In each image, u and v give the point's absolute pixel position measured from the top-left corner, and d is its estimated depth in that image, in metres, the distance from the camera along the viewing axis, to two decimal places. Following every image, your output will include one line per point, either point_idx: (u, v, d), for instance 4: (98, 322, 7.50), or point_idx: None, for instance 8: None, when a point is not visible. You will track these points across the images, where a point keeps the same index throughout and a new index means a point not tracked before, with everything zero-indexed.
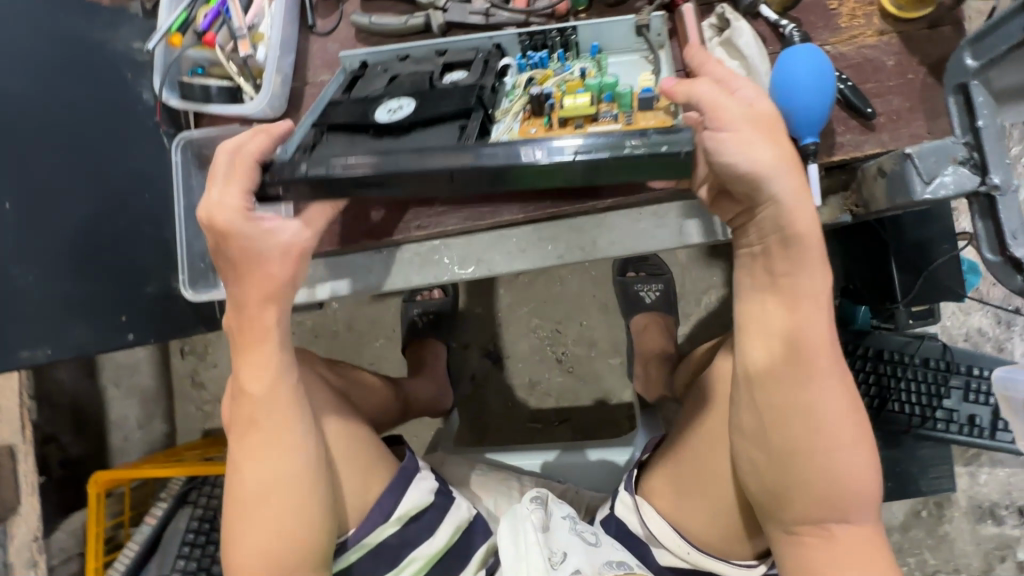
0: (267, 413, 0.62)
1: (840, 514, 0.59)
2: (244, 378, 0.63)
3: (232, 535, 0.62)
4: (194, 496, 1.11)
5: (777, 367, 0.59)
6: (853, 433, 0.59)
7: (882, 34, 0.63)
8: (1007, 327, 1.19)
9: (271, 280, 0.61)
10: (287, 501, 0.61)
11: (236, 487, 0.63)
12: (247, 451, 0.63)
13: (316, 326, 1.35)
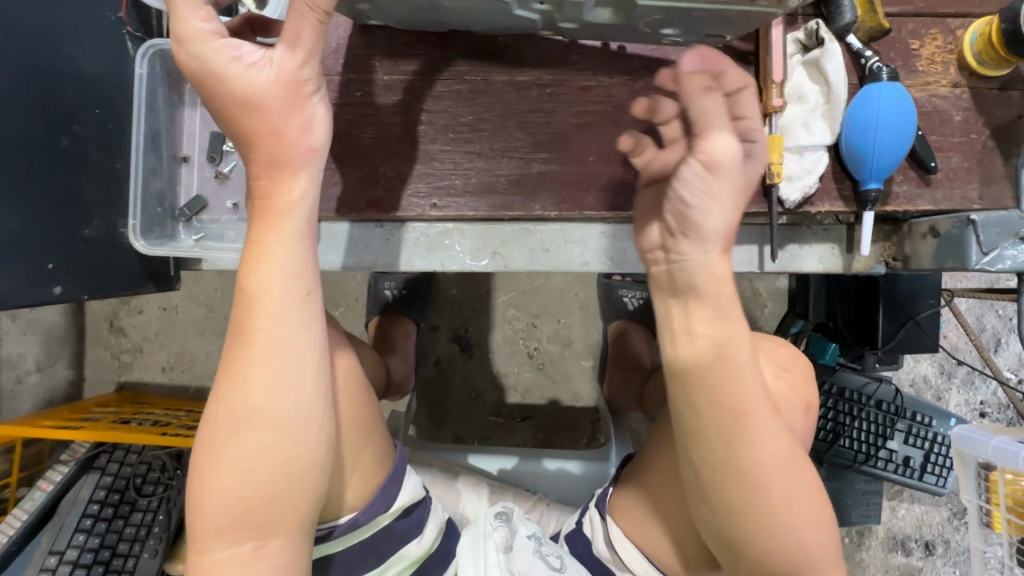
0: (266, 328, 0.51)
1: (796, 563, 0.52)
2: (246, 278, 0.51)
3: (195, 472, 0.52)
4: (103, 461, 0.96)
5: (716, 424, 0.49)
6: (789, 494, 0.51)
7: (955, 87, 0.60)
8: (947, 377, 1.25)
9: (288, 140, 0.50)
10: (270, 442, 0.51)
11: (210, 413, 0.52)
12: (229, 372, 0.52)
13: None
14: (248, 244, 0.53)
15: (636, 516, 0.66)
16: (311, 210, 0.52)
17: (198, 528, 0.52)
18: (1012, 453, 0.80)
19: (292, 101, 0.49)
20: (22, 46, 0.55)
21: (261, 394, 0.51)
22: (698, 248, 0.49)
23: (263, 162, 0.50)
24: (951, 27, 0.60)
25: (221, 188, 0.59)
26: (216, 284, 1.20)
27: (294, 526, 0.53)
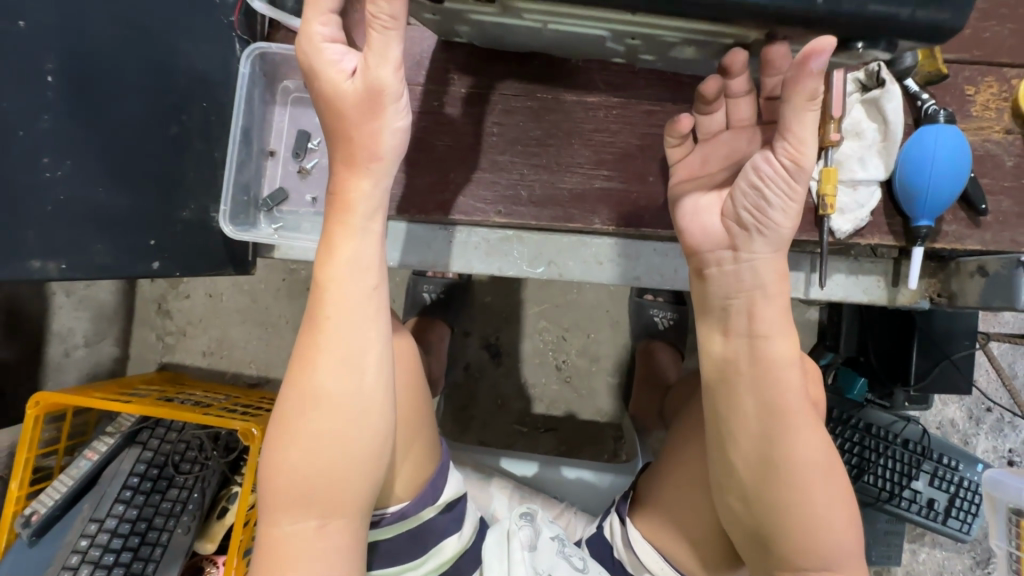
0: (337, 317, 0.55)
1: (820, 561, 0.52)
2: (321, 270, 0.55)
3: (268, 449, 0.56)
4: (145, 436, 1.00)
5: (755, 419, 0.51)
6: (829, 492, 0.51)
7: (1008, 133, 0.62)
8: (976, 423, 1.24)
9: (359, 144, 0.53)
10: (335, 426, 0.55)
11: (283, 396, 0.56)
12: (302, 357, 0.56)
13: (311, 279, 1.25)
14: (324, 238, 0.57)
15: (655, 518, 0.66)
16: (370, 209, 0.54)
17: (269, 505, 0.56)
18: None
19: (367, 108, 0.51)
20: (148, 43, 0.60)
21: (328, 380, 0.54)
22: (771, 250, 0.51)
23: (341, 163, 0.54)
24: (1007, 76, 0.62)
25: (302, 183, 0.63)
26: (261, 275, 1.25)
27: (354, 504, 0.57)
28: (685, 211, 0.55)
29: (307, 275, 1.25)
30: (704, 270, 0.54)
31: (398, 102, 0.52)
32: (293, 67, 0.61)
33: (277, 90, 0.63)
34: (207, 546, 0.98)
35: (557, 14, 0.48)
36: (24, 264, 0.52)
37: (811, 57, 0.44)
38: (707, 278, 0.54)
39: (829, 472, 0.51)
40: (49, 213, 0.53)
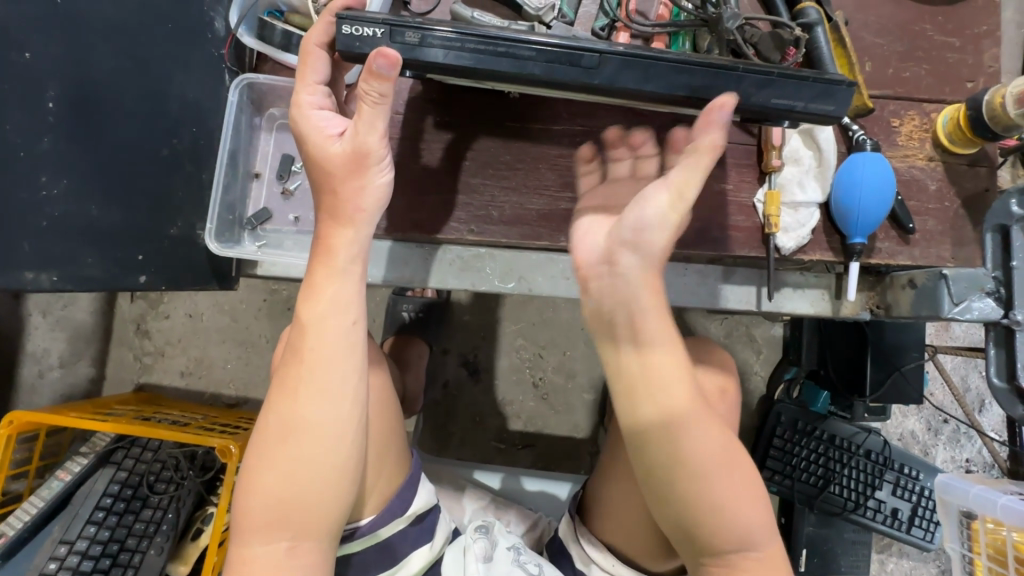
0: (314, 352, 0.59)
1: (739, 544, 0.55)
2: (303, 306, 0.59)
3: (246, 471, 0.60)
4: (120, 456, 0.99)
5: (665, 418, 0.54)
6: (734, 488, 0.55)
7: (930, 160, 0.69)
8: (934, 434, 1.30)
9: (345, 200, 0.57)
10: (311, 452, 0.59)
11: (264, 422, 0.60)
12: (282, 387, 0.60)
13: (291, 299, 1.27)
14: (307, 278, 0.61)
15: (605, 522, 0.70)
16: (343, 260, 0.59)
17: (243, 524, 0.59)
18: (991, 500, 0.84)
19: (352, 168, 0.56)
20: (146, 72, 0.64)
21: (306, 410, 0.58)
22: (641, 262, 0.54)
23: (326, 216, 0.57)
24: (927, 110, 0.70)
25: (284, 203, 0.66)
26: (242, 296, 1.27)
27: (321, 521, 0.59)
28: (580, 231, 0.59)
29: (288, 295, 1.27)
30: (588, 285, 0.56)
31: (381, 163, 0.57)
32: (280, 96, 0.65)
33: (264, 117, 0.67)
34: (180, 569, 0.97)
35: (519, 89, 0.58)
36: (18, 275, 0.53)
37: (719, 110, 0.52)
38: (591, 292, 0.56)
39: (736, 470, 0.55)
40: (42, 228, 0.55)
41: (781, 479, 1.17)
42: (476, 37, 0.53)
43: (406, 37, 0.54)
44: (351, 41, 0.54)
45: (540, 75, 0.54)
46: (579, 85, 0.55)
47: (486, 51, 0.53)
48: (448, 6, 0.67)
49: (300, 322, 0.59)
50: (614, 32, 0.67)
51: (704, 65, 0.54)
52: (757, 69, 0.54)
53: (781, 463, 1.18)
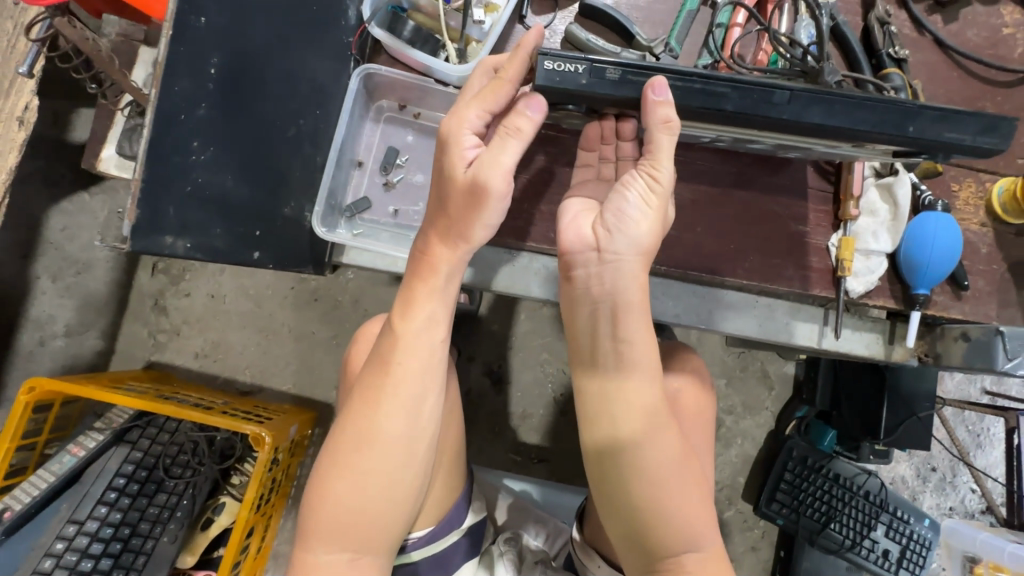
0: (403, 361, 0.55)
1: (691, 548, 0.56)
2: (398, 317, 0.56)
3: (317, 472, 0.55)
4: (136, 436, 0.95)
5: (623, 434, 0.56)
6: (685, 495, 0.56)
7: (983, 226, 0.75)
8: (920, 479, 1.34)
9: (457, 220, 0.54)
10: (391, 466, 0.53)
11: (342, 429, 0.55)
12: (365, 394, 0.55)
13: (320, 291, 1.25)
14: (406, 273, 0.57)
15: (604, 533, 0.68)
16: (450, 281, 0.56)
17: (306, 538, 0.53)
18: (996, 546, 0.90)
19: (472, 195, 0.52)
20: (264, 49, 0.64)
21: (389, 418, 0.53)
22: (631, 249, 0.55)
23: (442, 209, 0.54)
24: (983, 179, 0.76)
25: (386, 195, 0.66)
26: (269, 281, 1.24)
27: (387, 538, 0.54)
28: (563, 217, 0.58)
29: (317, 286, 1.25)
30: (573, 271, 0.57)
31: (499, 200, 0.52)
32: (392, 90, 0.66)
33: (371, 108, 0.67)
34: (188, 559, 0.95)
35: (703, 126, 0.58)
36: (158, 238, 0.62)
37: (653, 88, 0.53)
38: (575, 279, 0.57)
39: (691, 477, 0.57)
40: (187, 192, 0.63)
41: (785, 510, 1.23)
42: (673, 73, 0.55)
43: (608, 74, 0.54)
44: (553, 75, 0.54)
45: (732, 111, 0.55)
46: (767, 121, 0.56)
47: (683, 87, 0.55)
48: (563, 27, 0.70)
49: (394, 330, 0.55)
50: (715, 72, 0.71)
51: (886, 105, 0.55)
52: (936, 106, 0.55)
53: (788, 494, 1.23)
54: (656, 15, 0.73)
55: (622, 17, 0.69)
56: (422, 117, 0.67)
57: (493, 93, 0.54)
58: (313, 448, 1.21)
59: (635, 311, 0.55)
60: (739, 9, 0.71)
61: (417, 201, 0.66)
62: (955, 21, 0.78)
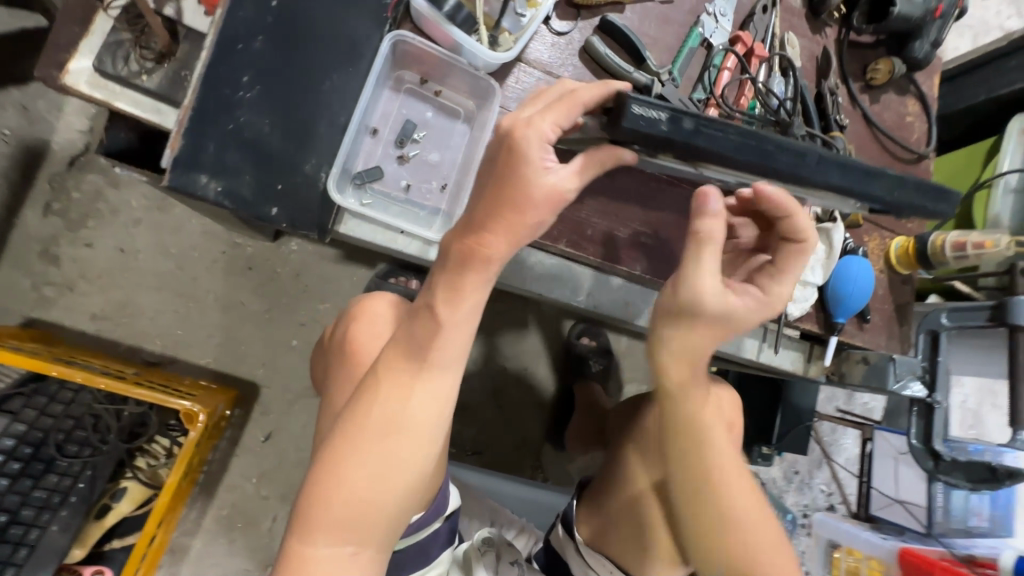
0: (436, 350, 0.50)
1: None
2: (441, 304, 0.49)
3: (326, 455, 0.50)
4: (18, 406, 0.80)
5: (715, 479, 0.60)
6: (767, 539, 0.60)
7: (882, 272, 0.92)
8: (788, 480, 1.58)
9: (527, 226, 0.47)
10: (416, 456, 0.50)
11: (363, 414, 0.50)
12: (392, 379, 0.50)
13: (255, 259, 1.14)
14: (447, 262, 0.49)
15: (607, 538, 0.72)
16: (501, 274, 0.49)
17: (309, 518, 0.49)
18: (852, 534, 1.12)
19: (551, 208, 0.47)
20: None
21: (418, 405, 0.50)
22: (764, 307, 0.57)
23: (509, 205, 0.46)
24: (886, 235, 0.93)
25: (399, 167, 0.64)
26: (196, 242, 1.10)
27: (397, 524, 0.52)
28: (706, 261, 0.54)
29: (252, 253, 1.13)
30: (693, 325, 0.55)
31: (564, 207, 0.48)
32: (417, 62, 0.64)
33: (392, 76, 0.65)
34: (76, 553, 0.84)
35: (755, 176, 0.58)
36: (191, 174, 0.52)
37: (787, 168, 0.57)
38: (694, 331, 0.56)
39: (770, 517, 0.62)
40: (229, 130, 0.53)
41: None
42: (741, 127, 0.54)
43: (687, 123, 0.52)
44: (637, 119, 0.51)
45: (791, 162, 0.55)
46: (818, 177, 0.56)
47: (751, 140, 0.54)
48: (583, 36, 0.73)
49: (435, 315, 0.49)
50: (705, 108, 0.80)
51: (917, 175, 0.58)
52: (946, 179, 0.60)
53: None
54: (662, 45, 0.79)
55: (636, 39, 0.74)
56: (443, 95, 0.66)
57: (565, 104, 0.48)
58: (230, 430, 1.10)
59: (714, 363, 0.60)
60: (730, 56, 0.80)
61: (430, 179, 0.66)
62: (879, 103, 0.95)
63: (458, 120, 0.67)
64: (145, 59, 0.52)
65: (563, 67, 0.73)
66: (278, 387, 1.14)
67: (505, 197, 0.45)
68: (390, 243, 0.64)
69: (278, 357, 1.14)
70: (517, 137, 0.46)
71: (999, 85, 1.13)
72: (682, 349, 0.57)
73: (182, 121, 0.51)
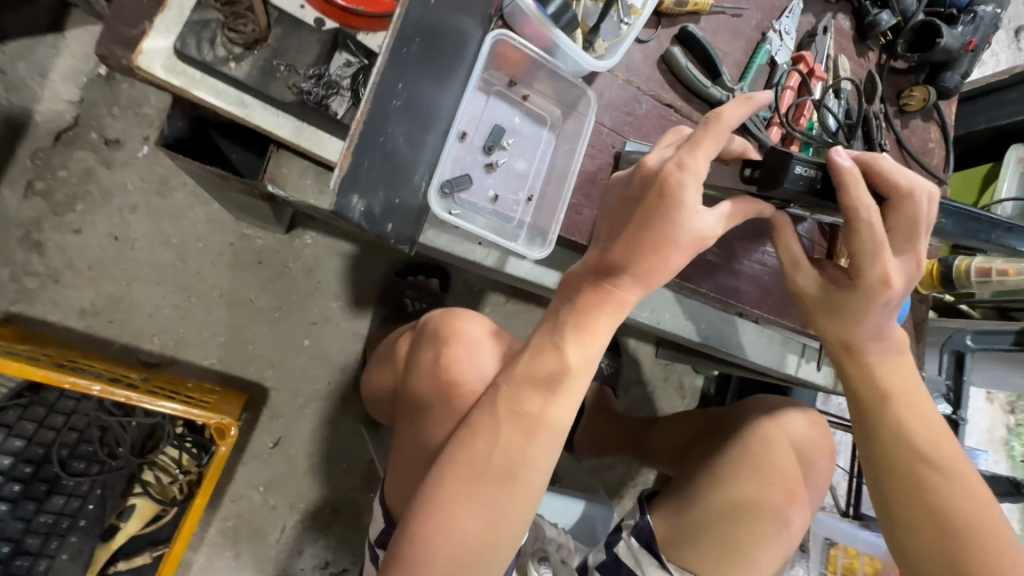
0: (558, 394, 0.53)
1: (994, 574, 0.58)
2: (570, 344, 0.54)
3: (435, 496, 0.50)
4: (17, 417, 0.73)
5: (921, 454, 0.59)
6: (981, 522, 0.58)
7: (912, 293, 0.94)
8: None
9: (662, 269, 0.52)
10: (526, 500, 0.52)
11: (482, 454, 0.51)
12: (513, 420, 0.52)
13: (265, 252, 1.05)
14: (578, 305, 0.54)
15: (698, 546, 0.71)
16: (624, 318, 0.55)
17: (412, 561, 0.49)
18: (852, 534, 1.18)
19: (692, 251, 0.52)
20: None
21: (538, 450, 0.52)
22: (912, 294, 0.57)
23: (656, 242, 0.51)
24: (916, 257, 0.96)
25: (486, 176, 0.62)
26: (200, 232, 1.02)
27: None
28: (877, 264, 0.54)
29: (262, 246, 1.05)
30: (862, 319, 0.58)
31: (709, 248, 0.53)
32: (509, 63, 0.61)
33: (481, 77, 0.62)
34: None
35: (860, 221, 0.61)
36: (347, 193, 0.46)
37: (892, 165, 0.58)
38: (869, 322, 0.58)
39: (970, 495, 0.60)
40: (377, 144, 0.48)
41: None
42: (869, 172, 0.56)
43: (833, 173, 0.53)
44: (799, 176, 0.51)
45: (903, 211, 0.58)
46: None
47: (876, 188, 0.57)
48: (663, 45, 0.70)
49: (565, 357, 0.53)
50: (767, 126, 0.79)
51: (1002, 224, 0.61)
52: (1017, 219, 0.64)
53: None
54: (731, 59, 0.78)
55: (713, 50, 0.71)
56: (530, 100, 0.64)
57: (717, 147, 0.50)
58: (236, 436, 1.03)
59: (896, 346, 0.61)
60: (793, 74, 0.80)
61: (516, 190, 0.64)
62: (909, 128, 0.97)
63: (543, 127, 0.65)
64: (234, 43, 0.47)
65: (643, 76, 0.69)
66: (288, 391, 1.06)
67: (648, 237, 0.51)
68: (473, 254, 0.60)
69: (288, 358, 1.07)
70: (670, 181, 0.49)
71: (999, 116, 1.20)
72: (833, 337, 0.60)
73: (354, 135, 0.46)
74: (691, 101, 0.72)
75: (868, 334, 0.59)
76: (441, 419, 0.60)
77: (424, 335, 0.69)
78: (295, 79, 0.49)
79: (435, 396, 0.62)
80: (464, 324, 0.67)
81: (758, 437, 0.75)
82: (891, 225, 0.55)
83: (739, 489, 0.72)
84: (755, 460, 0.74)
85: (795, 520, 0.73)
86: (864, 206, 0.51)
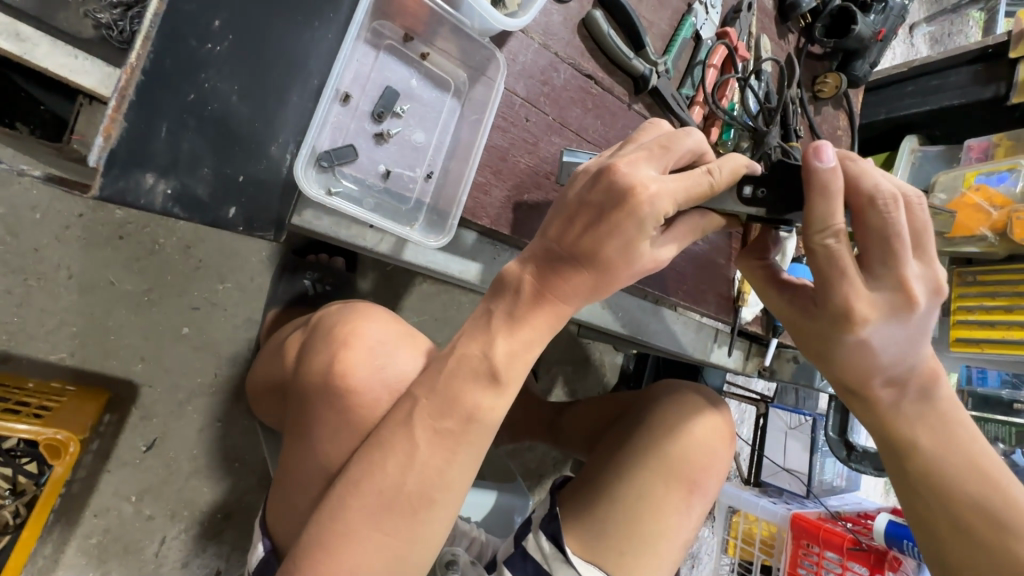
0: (481, 406, 0.45)
1: None
2: (504, 356, 0.46)
3: (333, 526, 0.43)
4: None
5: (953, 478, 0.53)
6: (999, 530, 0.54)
7: None
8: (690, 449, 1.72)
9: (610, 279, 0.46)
10: (440, 526, 0.46)
11: (393, 481, 0.44)
12: (434, 442, 0.45)
13: (126, 224, 0.89)
14: (515, 320, 0.46)
15: (603, 535, 0.63)
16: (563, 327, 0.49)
17: None
18: (751, 501, 1.26)
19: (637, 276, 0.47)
20: None
21: (461, 471, 0.46)
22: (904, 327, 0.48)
23: (612, 261, 0.45)
24: None
25: (375, 148, 0.54)
26: (36, 199, 0.83)
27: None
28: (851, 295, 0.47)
29: (123, 218, 0.89)
30: (871, 354, 0.51)
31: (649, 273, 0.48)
32: (402, 14, 0.53)
33: (368, 29, 0.53)
34: None
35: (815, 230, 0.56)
36: (134, 167, 0.39)
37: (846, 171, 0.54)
38: (874, 355, 0.51)
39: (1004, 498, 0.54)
40: (190, 103, 0.41)
41: None
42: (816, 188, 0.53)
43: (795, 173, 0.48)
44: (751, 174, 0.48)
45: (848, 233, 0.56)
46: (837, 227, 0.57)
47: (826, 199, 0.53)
48: (584, 8, 0.64)
49: (498, 370, 0.45)
50: (690, 105, 0.75)
51: None
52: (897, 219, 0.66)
53: None
54: (656, 31, 0.73)
55: (637, 17, 0.65)
56: (429, 59, 0.56)
57: (688, 178, 0.45)
58: (96, 442, 0.88)
59: (921, 386, 0.53)
60: (716, 50, 0.76)
61: (413, 165, 0.56)
62: (821, 115, 0.98)
63: (446, 93, 0.57)
64: None
65: (561, 41, 0.62)
66: (164, 386, 0.92)
67: (606, 255, 0.44)
68: (356, 237, 0.51)
69: (163, 349, 0.92)
70: (637, 196, 0.43)
71: (898, 108, 1.26)
72: (833, 375, 0.55)
73: (127, 85, 0.38)
74: (613, 73, 0.66)
75: (880, 374, 0.52)
76: (338, 434, 0.52)
77: (318, 334, 0.61)
78: (90, 6, 0.43)
79: (325, 410, 0.53)
80: (372, 322, 0.58)
81: (668, 427, 0.69)
82: (861, 241, 0.48)
83: (645, 480, 0.66)
84: (665, 450, 0.68)
85: (696, 510, 0.68)
86: (826, 225, 0.45)
